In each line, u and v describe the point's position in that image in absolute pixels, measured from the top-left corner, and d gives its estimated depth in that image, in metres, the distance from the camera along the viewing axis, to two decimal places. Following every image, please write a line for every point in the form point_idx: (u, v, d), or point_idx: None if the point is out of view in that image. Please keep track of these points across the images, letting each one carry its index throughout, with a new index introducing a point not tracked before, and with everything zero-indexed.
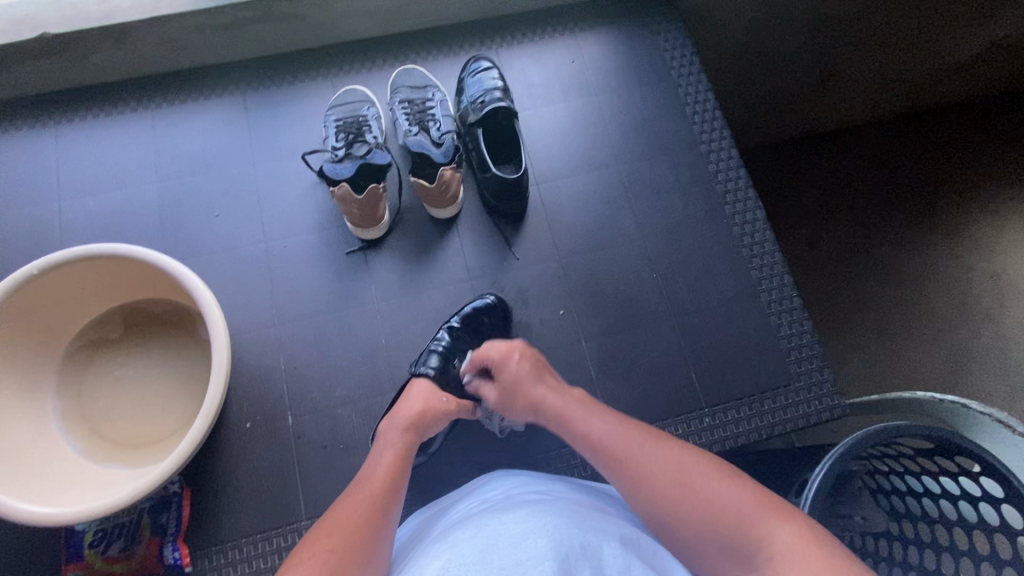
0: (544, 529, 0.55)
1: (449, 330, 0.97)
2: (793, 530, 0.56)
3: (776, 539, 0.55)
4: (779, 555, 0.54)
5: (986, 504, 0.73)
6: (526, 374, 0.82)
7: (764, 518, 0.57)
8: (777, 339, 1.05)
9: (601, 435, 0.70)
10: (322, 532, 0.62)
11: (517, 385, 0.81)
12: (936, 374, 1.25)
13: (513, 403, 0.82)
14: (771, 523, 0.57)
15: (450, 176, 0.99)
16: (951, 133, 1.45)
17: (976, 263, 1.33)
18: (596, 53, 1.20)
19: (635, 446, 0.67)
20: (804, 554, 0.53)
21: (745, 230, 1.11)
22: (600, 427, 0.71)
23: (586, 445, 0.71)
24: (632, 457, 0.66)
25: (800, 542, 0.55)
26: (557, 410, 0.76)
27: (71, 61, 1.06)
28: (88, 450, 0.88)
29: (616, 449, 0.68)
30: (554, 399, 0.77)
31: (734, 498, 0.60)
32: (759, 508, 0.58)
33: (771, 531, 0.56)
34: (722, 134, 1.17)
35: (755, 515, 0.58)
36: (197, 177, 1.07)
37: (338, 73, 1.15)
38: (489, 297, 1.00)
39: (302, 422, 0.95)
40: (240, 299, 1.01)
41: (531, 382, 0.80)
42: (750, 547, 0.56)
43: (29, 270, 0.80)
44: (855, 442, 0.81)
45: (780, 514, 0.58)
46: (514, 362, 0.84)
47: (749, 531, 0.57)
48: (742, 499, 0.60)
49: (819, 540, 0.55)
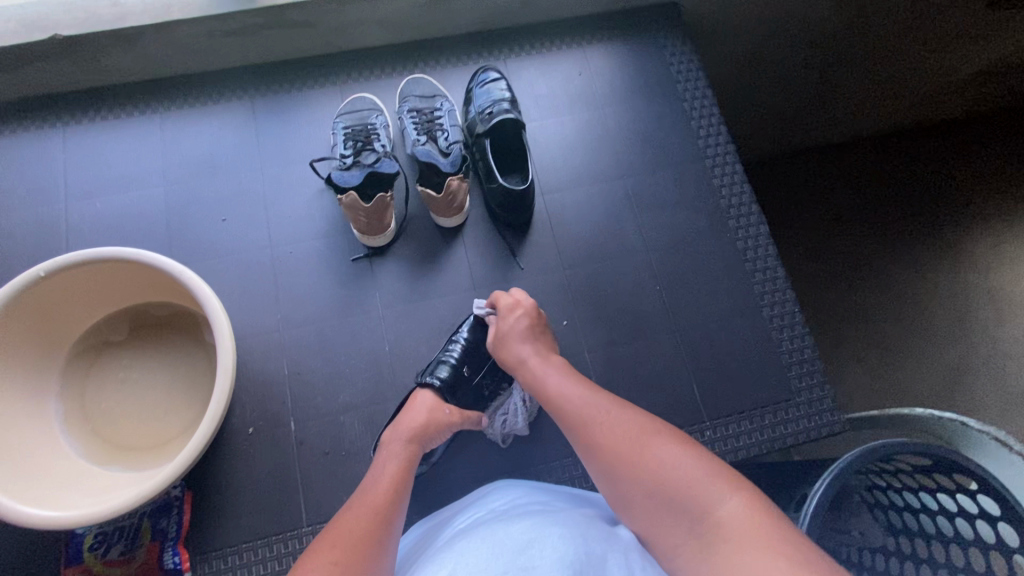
0: (551, 540, 0.56)
1: (455, 340, 0.97)
2: (743, 502, 0.55)
3: (722, 510, 0.55)
4: (720, 525, 0.54)
5: (985, 524, 0.73)
6: (519, 329, 0.85)
7: (715, 488, 0.57)
8: (778, 353, 1.06)
9: (570, 399, 0.71)
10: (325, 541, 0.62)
11: (507, 337, 0.84)
12: (935, 390, 1.26)
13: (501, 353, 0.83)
14: (719, 495, 0.57)
15: (458, 185, 0.99)
16: (951, 150, 1.46)
17: (974, 279, 1.34)
18: (603, 65, 1.21)
19: (598, 412, 0.68)
20: (747, 527, 0.53)
21: (749, 245, 1.12)
22: (569, 391, 0.72)
23: (554, 408, 0.73)
24: (594, 422, 0.68)
25: (746, 516, 0.54)
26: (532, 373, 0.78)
27: (82, 64, 1.06)
28: (89, 453, 0.87)
29: (583, 414, 0.69)
30: (531, 361, 0.79)
31: (686, 468, 0.60)
32: (709, 478, 0.58)
33: (716, 502, 0.56)
34: (727, 148, 1.18)
35: (706, 487, 0.58)
36: (204, 180, 1.08)
37: (347, 81, 1.15)
38: None
39: (305, 428, 0.96)
40: (245, 304, 1.01)
41: (520, 339, 0.82)
42: (693, 515, 0.57)
43: (36, 272, 0.80)
44: (852, 459, 0.82)
45: (733, 487, 0.57)
46: (514, 317, 0.86)
47: (695, 500, 0.57)
48: (694, 470, 0.59)
49: (767, 516, 0.54)
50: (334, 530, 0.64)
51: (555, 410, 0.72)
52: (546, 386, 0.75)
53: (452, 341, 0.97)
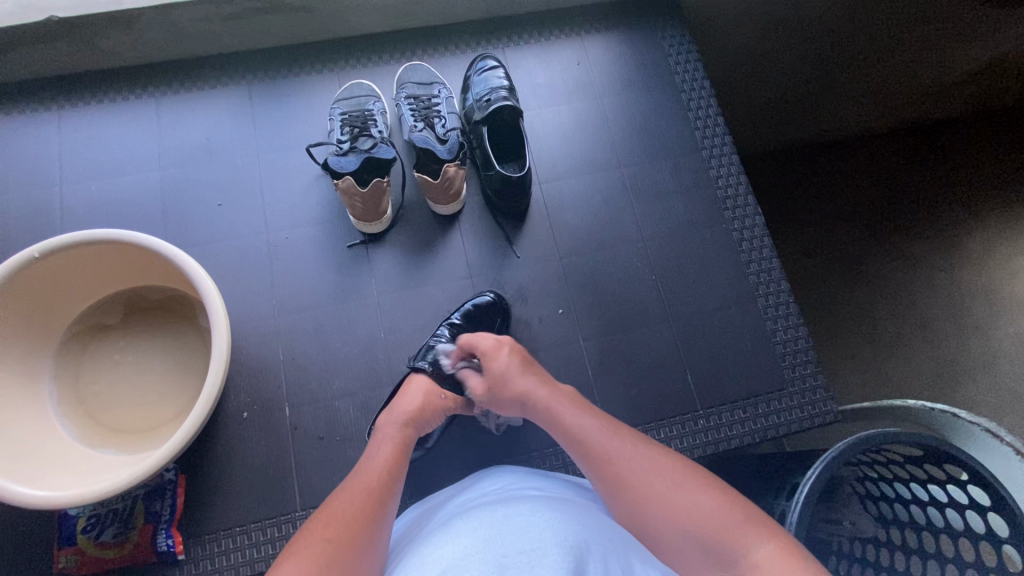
0: (547, 525, 0.56)
1: (447, 324, 0.98)
2: (776, 546, 0.54)
3: (759, 553, 0.54)
4: (756, 567, 0.53)
5: (974, 513, 0.73)
6: (515, 368, 0.80)
7: (748, 531, 0.56)
8: (772, 343, 1.06)
9: (591, 434, 0.69)
10: (318, 527, 0.61)
11: (505, 376, 0.79)
12: (926, 384, 1.27)
13: (501, 395, 0.79)
14: (754, 538, 0.55)
15: (455, 172, 0.99)
16: (946, 147, 1.47)
17: (969, 276, 1.35)
18: (601, 55, 1.21)
19: (621, 451, 0.66)
20: (783, 569, 0.52)
21: (745, 236, 1.12)
22: (589, 429, 0.70)
23: (572, 444, 0.70)
24: (618, 461, 0.65)
25: (781, 559, 0.53)
26: (547, 404, 0.75)
27: (78, 47, 1.05)
28: (83, 435, 0.87)
29: (605, 449, 0.67)
30: (543, 393, 0.76)
31: (716, 510, 0.58)
32: (742, 521, 0.57)
33: (751, 545, 0.55)
34: (724, 140, 1.18)
35: (739, 528, 0.57)
36: (200, 165, 1.07)
37: (344, 67, 1.15)
38: (489, 294, 1.01)
39: (299, 413, 0.96)
40: (240, 289, 1.01)
41: (517, 377, 0.79)
42: (727, 555, 0.55)
43: (30, 253, 0.80)
44: (847, 447, 0.82)
45: (763, 531, 0.56)
46: (504, 355, 0.82)
47: (729, 541, 0.56)
48: (725, 512, 0.58)
49: (801, 558, 0.53)
50: (327, 516, 0.63)
51: (574, 447, 0.70)
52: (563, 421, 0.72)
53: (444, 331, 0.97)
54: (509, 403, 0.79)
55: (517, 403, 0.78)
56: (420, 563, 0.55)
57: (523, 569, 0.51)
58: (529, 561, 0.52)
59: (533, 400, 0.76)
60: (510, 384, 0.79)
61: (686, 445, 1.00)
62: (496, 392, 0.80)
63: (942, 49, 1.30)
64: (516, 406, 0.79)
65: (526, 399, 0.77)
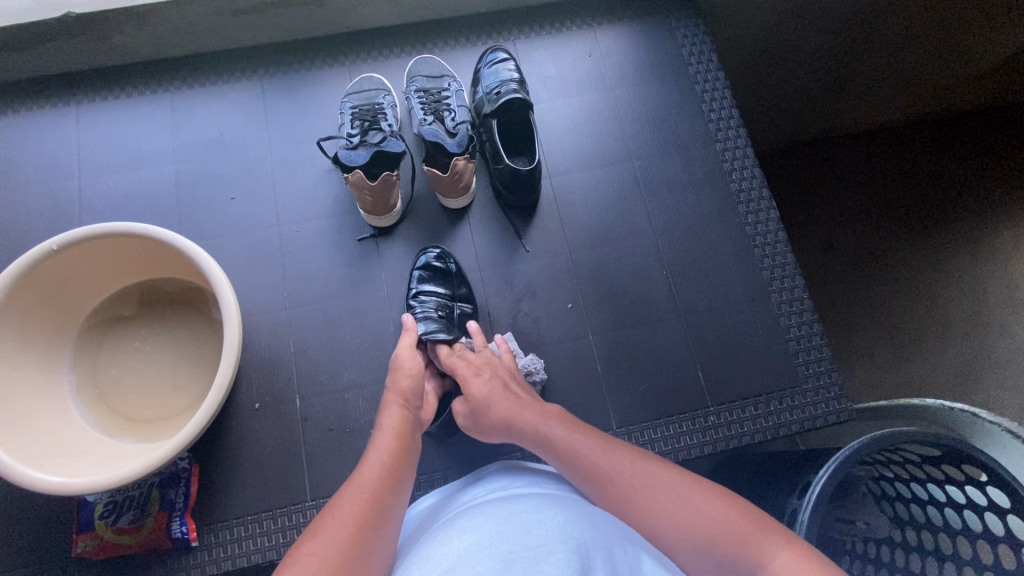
0: (554, 522, 0.56)
1: (419, 296, 0.98)
2: (793, 553, 0.54)
3: (776, 559, 0.53)
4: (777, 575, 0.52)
5: (993, 516, 0.71)
6: (495, 393, 0.82)
7: (764, 539, 0.56)
8: (786, 341, 1.05)
9: (584, 450, 0.70)
10: (329, 517, 0.60)
11: (488, 402, 0.81)
12: (947, 384, 1.23)
13: (485, 422, 0.81)
14: (771, 546, 0.55)
15: (463, 165, 0.99)
16: (973, 140, 1.42)
17: (994, 274, 1.30)
18: (614, 47, 1.20)
19: (622, 472, 0.66)
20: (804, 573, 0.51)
21: (759, 231, 1.10)
22: (582, 447, 0.71)
23: (570, 469, 0.70)
24: (620, 480, 0.66)
25: (799, 562, 0.53)
26: (537, 429, 0.76)
27: (95, 43, 1.07)
28: (100, 423, 0.89)
29: (595, 460, 0.69)
30: (534, 417, 0.77)
31: (720, 517, 0.59)
32: (758, 530, 0.57)
33: (768, 552, 0.54)
34: (739, 132, 1.16)
35: (755, 538, 0.56)
36: (213, 159, 1.08)
37: (355, 61, 1.15)
38: (435, 253, 1.01)
39: (310, 404, 0.97)
40: (253, 282, 1.02)
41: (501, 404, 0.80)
42: (745, 565, 0.55)
43: (49, 245, 0.82)
44: (863, 444, 0.80)
45: (778, 537, 0.56)
46: (480, 379, 0.85)
47: (748, 551, 0.55)
48: (728, 518, 0.59)
49: (819, 560, 0.53)
50: (337, 506, 0.62)
51: (575, 472, 0.69)
52: (558, 441, 0.73)
53: (417, 300, 0.97)
54: (496, 429, 0.80)
55: (509, 430, 0.79)
56: (427, 558, 0.54)
57: (531, 563, 0.50)
58: (536, 556, 0.51)
59: (520, 425, 0.77)
60: (495, 411, 0.80)
61: (696, 442, 0.98)
62: (480, 418, 0.82)
63: (965, 40, 1.24)
64: (507, 436, 0.80)
65: (513, 424, 0.78)
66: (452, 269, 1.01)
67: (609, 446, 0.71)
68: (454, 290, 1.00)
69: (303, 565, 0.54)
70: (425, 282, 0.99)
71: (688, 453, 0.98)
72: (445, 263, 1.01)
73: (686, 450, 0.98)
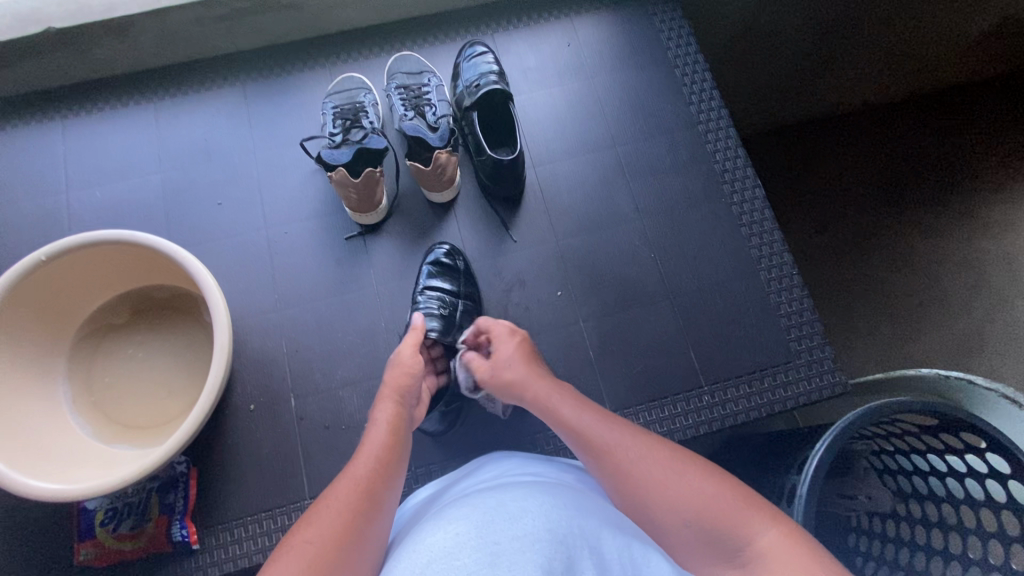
0: (540, 510, 0.55)
1: (424, 292, 0.98)
2: (780, 533, 0.53)
3: (764, 538, 0.53)
4: (764, 555, 0.52)
5: (994, 483, 0.70)
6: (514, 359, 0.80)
7: (752, 520, 0.55)
8: (776, 317, 1.05)
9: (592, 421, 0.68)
10: (322, 506, 0.60)
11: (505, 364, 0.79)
12: (945, 356, 1.23)
13: (496, 383, 0.79)
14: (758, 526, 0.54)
15: (446, 159, 0.98)
16: (959, 112, 1.42)
17: (987, 245, 1.30)
18: (592, 35, 1.20)
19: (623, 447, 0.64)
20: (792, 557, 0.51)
21: (744, 210, 1.10)
22: (589, 420, 0.68)
23: (572, 436, 0.68)
24: (621, 454, 0.63)
25: (785, 542, 0.52)
26: (542, 398, 0.73)
27: (75, 56, 1.08)
28: (97, 431, 0.90)
29: (599, 433, 0.66)
30: (543, 388, 0.74)
31: (717, 498, 0.57)
32: (748, 511, 0.56)
33: (754, 532, 0.54)
34: (720, 114, 1.16)
35: (743, 517, 0.55)
36: (199, 165, 1.09)
37: (334, 62, 1.16)
38: (445, 249, 1.02)
39: (305, 403, 0.97)
40: (244, 285, 1.03)
41: (514, 372, 0.77)
42: (732, 544, 0.54)
43: (37, 257, 0.82)
44: (854, 419, 0.79)
45: (765, 517, 0.55)
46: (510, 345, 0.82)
47: (733, 529, 0.55)
48: (725, 501, 0.57)
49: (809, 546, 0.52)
50: (331, 495, 0.62)
51: (578, 442, 0.67)
52: (563, 413, 0.70)
53: (421, 295, 0.98)
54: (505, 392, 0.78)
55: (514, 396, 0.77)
56: (411, 551, 0.52)
57: (516, 555, 0.49)
58: (522, 545, 0.50)
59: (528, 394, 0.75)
60: (509, 373, 0.78)
61: (692, 422, 0.99)
62: (495, 375, 0.79)
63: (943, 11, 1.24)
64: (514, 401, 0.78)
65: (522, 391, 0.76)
66: (461, 267, 1.01)
67: (615, 421, 0.68)
68: (459, 287, 1.00)
69: (297, 553, 0.54)
70: (432, 278, 1.00)
71: (684, 433, 0.98)
72: (454, 260, 1.01)
73: (682, 430, 0.98)
